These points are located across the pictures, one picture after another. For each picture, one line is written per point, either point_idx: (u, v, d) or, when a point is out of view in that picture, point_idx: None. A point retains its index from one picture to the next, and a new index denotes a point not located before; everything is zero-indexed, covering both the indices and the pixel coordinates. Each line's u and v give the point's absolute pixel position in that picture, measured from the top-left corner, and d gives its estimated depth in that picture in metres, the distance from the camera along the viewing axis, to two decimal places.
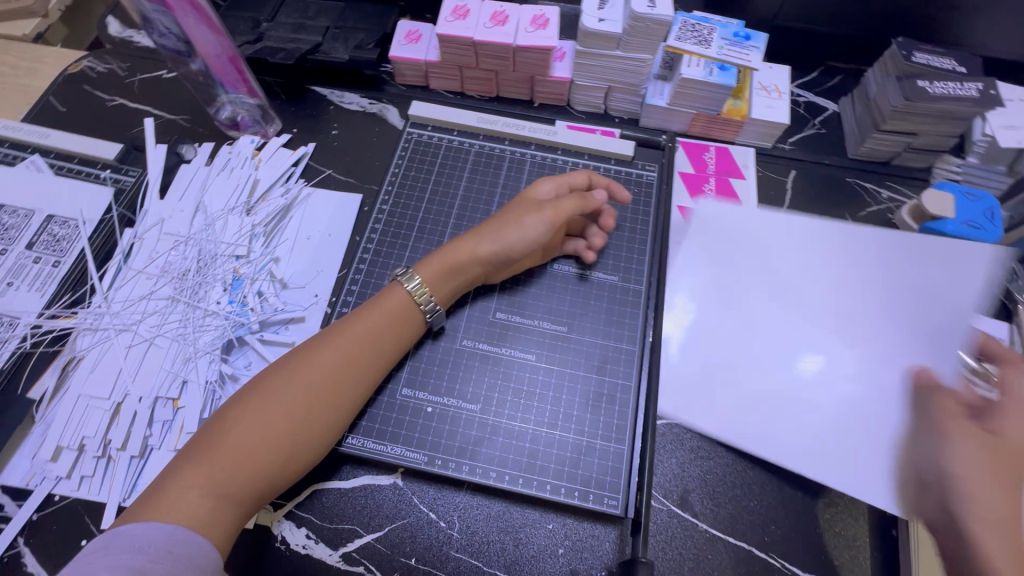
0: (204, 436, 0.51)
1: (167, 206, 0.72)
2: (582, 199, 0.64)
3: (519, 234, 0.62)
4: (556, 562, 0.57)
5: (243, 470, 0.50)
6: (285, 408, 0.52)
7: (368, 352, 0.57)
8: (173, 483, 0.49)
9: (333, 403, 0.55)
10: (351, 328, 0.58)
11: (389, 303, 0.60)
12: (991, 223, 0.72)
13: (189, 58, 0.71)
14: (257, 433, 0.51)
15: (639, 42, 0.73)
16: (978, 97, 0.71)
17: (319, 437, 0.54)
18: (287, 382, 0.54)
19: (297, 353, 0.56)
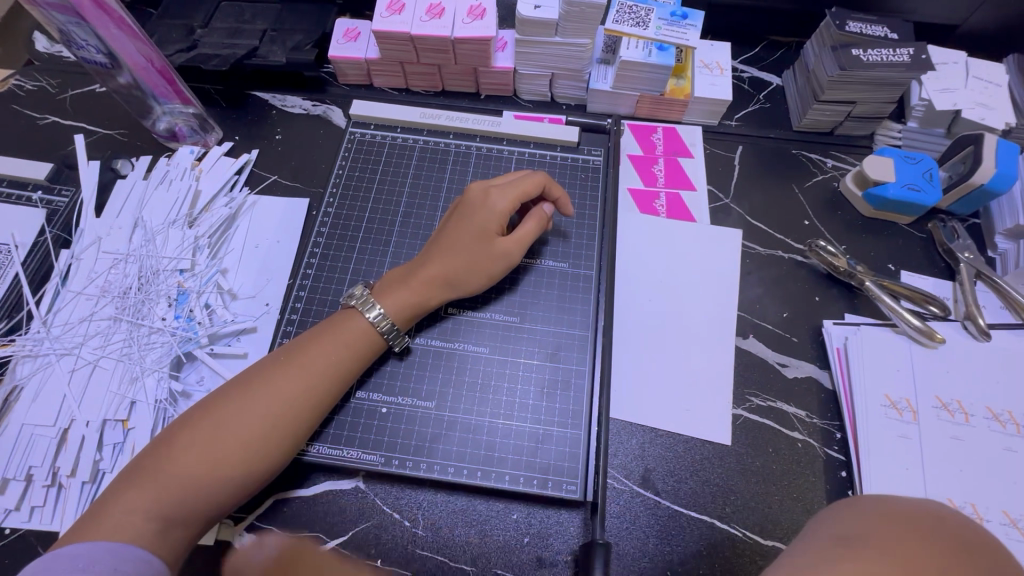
0: (150, 458, 0.51)
1: (105, 224, 0.70)
2: (542, 226, 0.64)
3: (485, 272, 0.62)
4: (522, 551, 0.58)
5: (190, 491, 0.49)
6: (236, 435, 0.51)
7: (325, 376, 0.56)
8: (115, 506, 0.48)
9: (287, 427, 0.53)
10: (308, 355, 0.56)
11: (349, 330, 0.58)
12: (931, 184, 0.73)
13: (115, 71, 0.68)
14: (206, 458, 0.50)
15: (576, 27, 0.72)
16: (910, 62, 0.72)
17: (272, 460, 0.53)
18: (241, 405, 0.53)
19: (252, 375, 0.55)
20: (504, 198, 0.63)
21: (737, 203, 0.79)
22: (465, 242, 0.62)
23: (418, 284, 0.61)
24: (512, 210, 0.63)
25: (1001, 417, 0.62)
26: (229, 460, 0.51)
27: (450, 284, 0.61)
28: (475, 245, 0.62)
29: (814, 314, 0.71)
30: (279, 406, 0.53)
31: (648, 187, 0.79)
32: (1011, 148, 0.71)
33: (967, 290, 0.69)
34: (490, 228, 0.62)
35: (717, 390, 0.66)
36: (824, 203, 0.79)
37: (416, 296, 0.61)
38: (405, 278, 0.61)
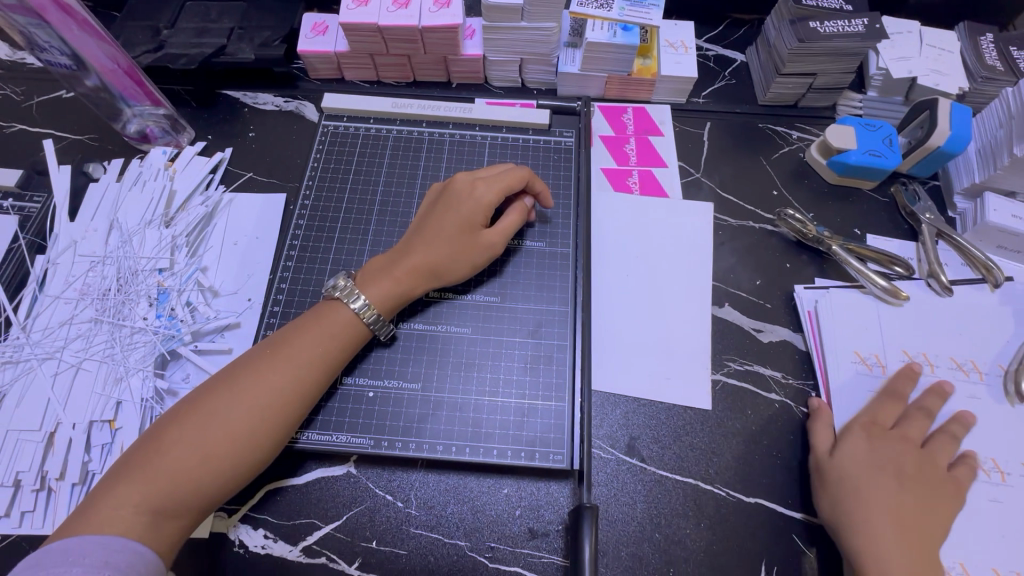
0: (140, 452, 0.51)
1: (80, 228, 0.70)
2: (523, 218, 0.66)
3: (465, 265, 0.63)
4: (514, 524, 0.59)
5: (183, 484, 0.49)
6: (225, 426, 0.51)
7: (314, 366, 0.56)
8: (105, 500, 0.48)
9: (279, 417, 0.54)
10: (295, 344, 0.56)
11: (335, 319, 0.59)
12: (891, 150, 0.76)
13: (82, 74, 0.68)
14: (196, 450, 0.50)
15: (541, 11, 0.73)
16: (865, 32, 0.74)
17: (264, 450, 0.53)
18: (229, 396, 0.53)
19: (239, 368, 0.55)
20: (490, 190, 0.64)
21: (707, 176, 0.81)
22: (449, 231, 0.62)
23: (401, 274, 0.61)
24: (497, 201, 0.65)
25: (963, 367, 0.65)
26: (222, 452, 0.51)
27: (434, 272, 0.62)
28: (459, 236, 0.63)
29: (785, 280, 0.73)
30: (271, 398, 0.53)
31: (620, 166, 0.81)
32: (964, 111, 0.74)
33: (930, 249, 0.72)
34: (475, 220, 0.63)
35: (695, 357, 0.68)
36: (791, 173, 0.81)
37: (400, 285, 0.61)
38: (388, 268, 0.61)
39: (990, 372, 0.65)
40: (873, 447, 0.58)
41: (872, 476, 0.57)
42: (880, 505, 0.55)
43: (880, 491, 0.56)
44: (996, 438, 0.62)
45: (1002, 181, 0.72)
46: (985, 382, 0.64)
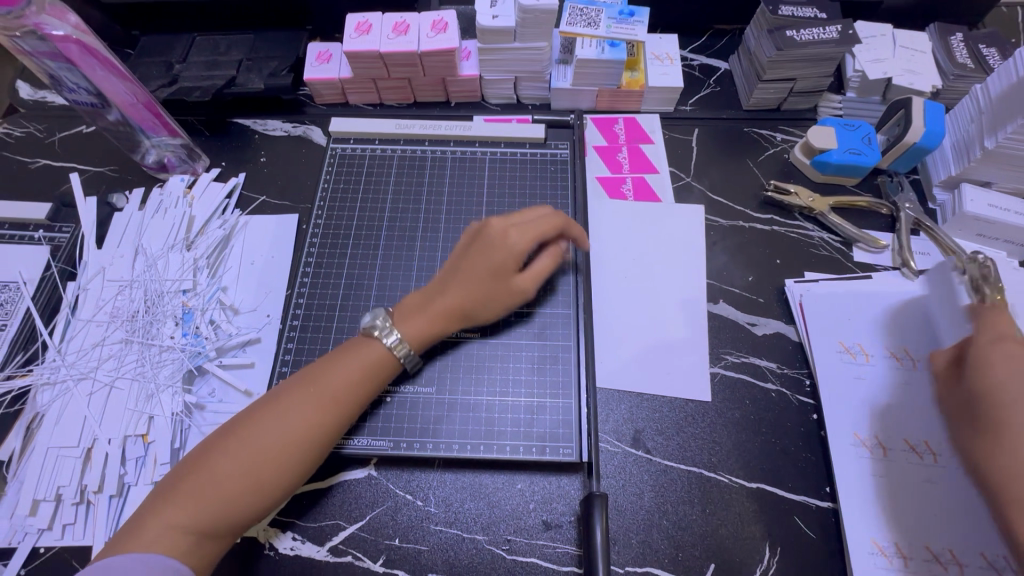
0: (182, 475, 0.54)
1: (106, 255, 0.74)
2: (556, 262, 0.67)
3: (492, 311, 0.65)
4: (529, 516, 0.62)
5: (224, 508, 0.53)
6: (260, 450, 0.54)
7: (346, 399, 0.58)
8: (152, 520, 0.51)
9: (313, 446, 0.56)
10: (327, 374, 0.59)
11: (366, 354, 0.61)
12: (870, 147, 0.80)
13: (105, 110, 0.72)
14: (232, 474, 0.53)
15: (533, 32, 0.78)
16: (839, 38, 0.78)
17: (299, 475, 0.56)
18: (264, 423, 0.56)
19: (275, 398, 0.58)
20: (523, 238, 0.63)
21: (698, 180, 0.85)
22: (477, 274, 0.63)
23: (434, 316, 0.63)
24: (530, 248, 0.64)
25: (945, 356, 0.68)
26: (260, 480, 0.54)
27: (461, 315, 0.64)
28: (491, 283, 0.63)
29: (776, 275, 0.77)
30: (305, 428, 0.56)
31: (614, 174, 0.85)
32: (937, 108, 0.78)
33: (904, 237, 0.76)
34: (507, 267, 0.63)
35: (694, 352, 0.71)
36: (777, 173, 0.85)
37: (433, 328, 0.63)
38: (423, 308, 0.64)
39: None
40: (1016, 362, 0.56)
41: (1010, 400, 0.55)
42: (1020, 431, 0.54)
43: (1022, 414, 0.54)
44: None
45: (977, 173, 0.76)
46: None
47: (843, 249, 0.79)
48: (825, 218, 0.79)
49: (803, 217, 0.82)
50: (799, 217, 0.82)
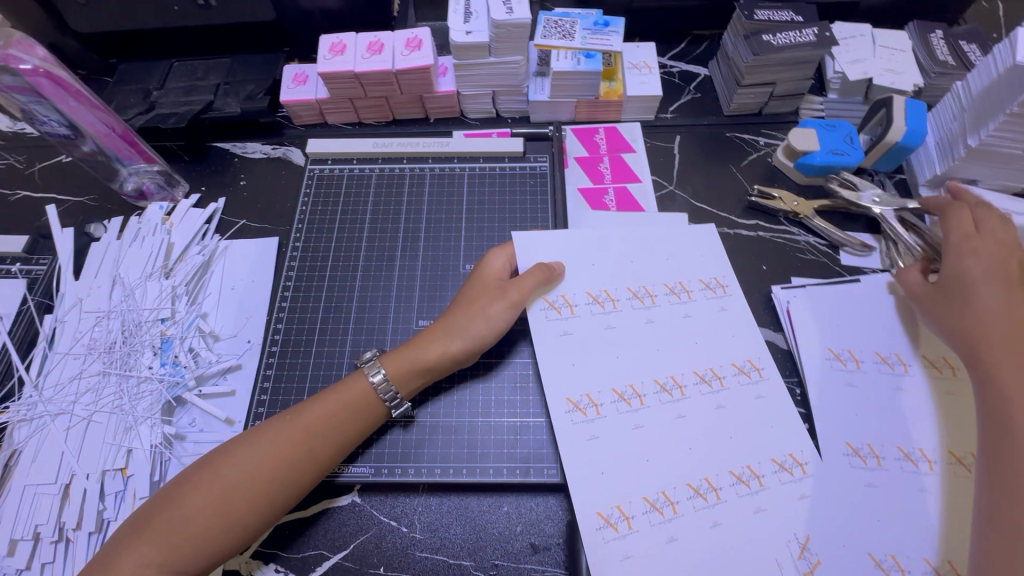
0: (156, 508, 0.54)
1: (84, 285, 0.73)
2: (543, 279, 0.65)
3: (486, 326, 0.63)
4: (516, 540, 0.61)
5: (199, 547, 0.52)
6: (232, 484, 0.54)
7: (326, 435, 0.58)
8: (123, 553, 0.51)
9: (293, 483, 0.56)
10: (307, 411, 0.59)
11: (351, 391, 0.61)
12: (853, 147, 0.78)
13: (79, 141, 0.72)
14: (203, 509, 0.53)
15: (508, 47, 0.78)
16: (816, 41, 0.77)
17: (275, 513, 0.55)
18: (238, 459, 0.55)
19: (254, 432, 0.57)
20: (500, 257, 0.69)
21: (681, 188, 0.84)
22: (469, 296, 0.66)
23: (421, 349, 0.63)
24: (507, 266, 0.68)
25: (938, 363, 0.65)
26: (237, 516, 0.53)
27: (456, 337, 0.63)
28: (476, 297, 0.65)
29: (763, 282, 0.76)
30: (281, 463, 0.55)
31: (596, 184, 0.83)
32: (918, 107, 0.77)
33: (903, 235, 0.73)
34: (490, 281, 0.66)
35: None
36: (761, 177, 0.84)
37: (420, 360, 0.62)
38: (412, 344, 0.64)
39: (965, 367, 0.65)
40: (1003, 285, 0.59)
41: (980, 285, 0.60)
42: (989, 311, 0.58)
43: (987, 295, 0.59)
44: None
45: (961, 171, 0.75)
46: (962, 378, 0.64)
47: (830, 253, 0.78)
48: (810, 222, 0.78)
49: (790, 222, 0.80)
50: (785, 222, 0.80)
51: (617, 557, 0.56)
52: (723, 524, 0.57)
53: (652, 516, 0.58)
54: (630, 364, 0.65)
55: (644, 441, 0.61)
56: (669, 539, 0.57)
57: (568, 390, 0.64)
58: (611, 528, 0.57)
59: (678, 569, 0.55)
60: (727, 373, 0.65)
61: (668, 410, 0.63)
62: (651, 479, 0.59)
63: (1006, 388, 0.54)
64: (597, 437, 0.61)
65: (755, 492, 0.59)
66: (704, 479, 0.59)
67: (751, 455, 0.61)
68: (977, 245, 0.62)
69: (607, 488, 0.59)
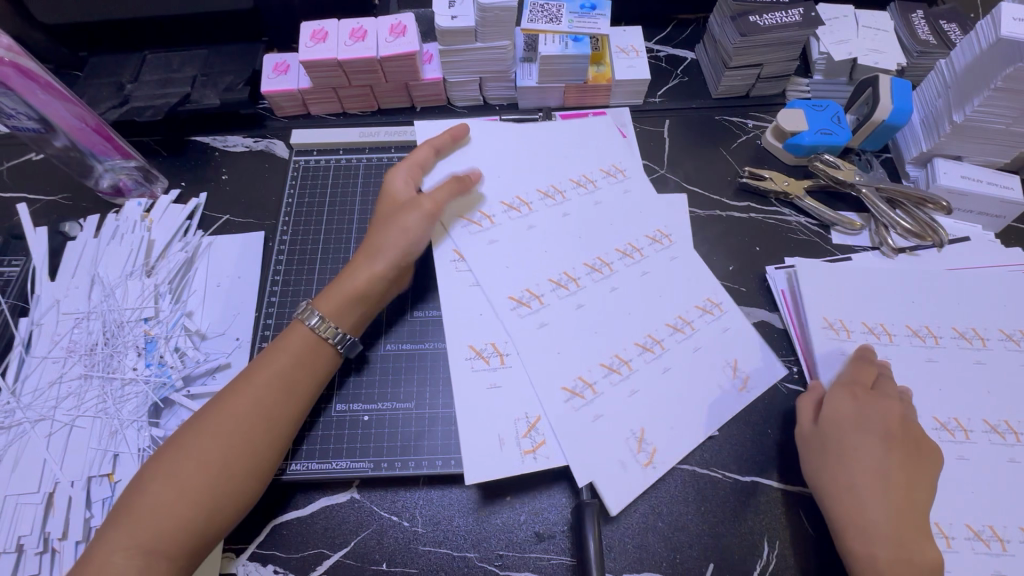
0: (126, 498, 0.52)
1: (61, 287, 0.70)
2: (456, 187, 0.70)
3: (408, 237, 0.65)
4: (521, 529, 0.60)
5: (166, 524, 0.50)
6: (198, 462, 0.52)
7: (274, 388, 0.57)
8: (98, 548, 0.49)
9: (251, 441, 0.54)
10: (260, 378, 0.57)
11: (292, 340, 0.60)
12: (840, 126, 0.79)
13: (50, 135, 0.69)
14: (173, 492, 0.51)
15: (494, 32, 0.77)
16: (802, 21, 0.78)
17: (243, 481, 0.53)
18: (201, 435, 0.53)
19: (208, 404, 0.56)
20: (399, 176, 0.70)
21: (672, 172, 0.84)
22: (382, 219, 0.67)
23: (352, 288, 0.63)
24: (410, 183, 0.70)
25: (876, 329, 0.67)
26: (197, 484, 0.51)
27: (379, 254, 0.64)
28: (394, 215, 0.67)
29: (757, 263, 0.76)
30: (234, 422, 0.54)
31: None
32: (904, 86, 0.78)
33: (886, 211, 0.74)
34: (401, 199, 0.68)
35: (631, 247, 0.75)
36: (751, 159, 0.85)
37: (348, 297, 0.62)
38: (344, 286, 0.63)
39: (900, 333, 0.67)
40: (859, 405, 0.59)
41: (864, 467, 0.56)
42: (862, 462, 0.56)
43: (866, 445, 0.57)
44: (965, 397, 0.63)
45: (947, 148, 0.76)
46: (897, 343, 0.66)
47: (821, 233, 0.78)
48: (801, 203, 0.78)
49: (781, 203, 0.81)
50: (776, 203, 0.81)
51: (590, 418, 0.62)
52: (672, 368, 0.66)
53: (612, 377, 0.64)
54: (595, 245, 0.72)
55: (575, 224, 0.73)
56: (665, 369, 0.66)
57: (511, 289, 0.68)
58: (562, 288, 0.69)
59: (646, 414, 0.63)
60: (597, 177, 0.77)
61: (586, 200, 0.76)
62: (571, 263, 0.71)
63: (880, 555, 0.52)
64: (546, 324, 0.67)
65: (718, 316, 0.70)
66: (648, 335, 0.67)
67: (704, 291, 0.71)
68: (858, 397, 0.60)
69: (567, 364, 0.65)
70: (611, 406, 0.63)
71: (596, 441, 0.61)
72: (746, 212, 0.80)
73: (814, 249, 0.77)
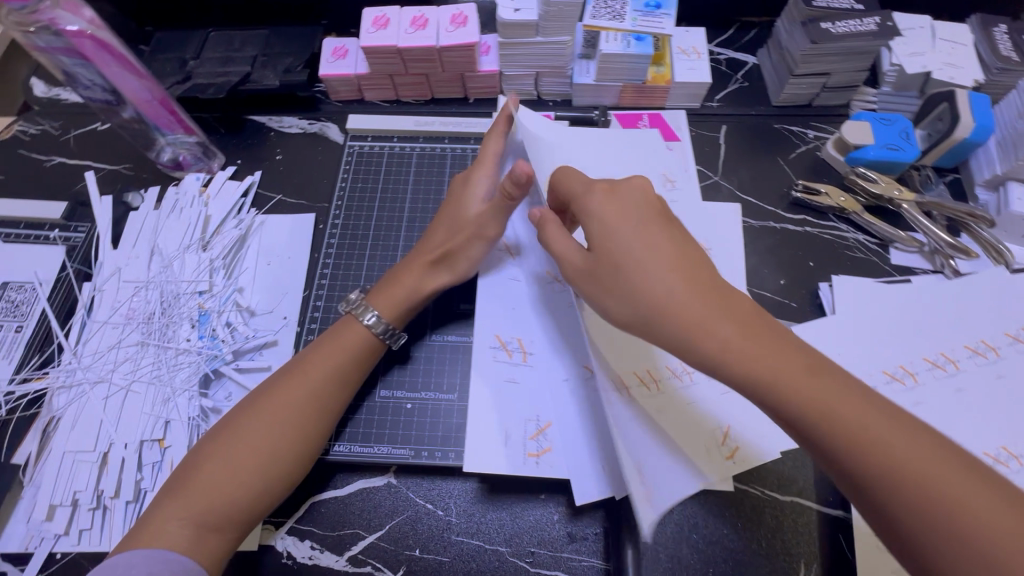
0: (183, 470, 0.54)
1: (122, 255, 0.73)
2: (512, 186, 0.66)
3: (472, 252, 0.65)
4: (553, 529, 0.60)
5: (219, 503, 0.51)
6: (251, 446, 0.53)
7: (328, 381, 0.58)
8: (156, 515, 0.51)
9: (302, 431, 0.55)
10: (315, 370, 0.58)
11: (346, 336, 0.61)
12: (908, 143, 0.76)
13: (119, 107, 0.71)
14: (226, 471, 0.52)
15: (555, 26, 0.75)
16: (877, 30, 0.75)
17: (291, 468, 0.54)
18: (256, 420, 0.55)
19: (264, 387, 0.58)
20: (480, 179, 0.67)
21: (726, 179, 0.82)
22: (451, 225, 0.66)
23: (406, 295, 0.64)
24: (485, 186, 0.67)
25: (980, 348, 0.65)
26: (248, 467, 0.53)
27: (444, 269, 0.65)
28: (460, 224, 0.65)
29: (810, 279, 0.74)
30: (290, 408, 0.56)
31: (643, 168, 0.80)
32: (983, 100, 0.74)
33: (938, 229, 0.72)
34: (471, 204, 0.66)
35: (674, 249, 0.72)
36: (809, 171, 0.82)
37: (405, 305, 0.63)
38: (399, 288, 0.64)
39: (962, 358, 0.65)
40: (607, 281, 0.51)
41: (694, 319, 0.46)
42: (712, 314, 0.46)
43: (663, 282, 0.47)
44: None
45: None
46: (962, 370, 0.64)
47: (880, 251, 0.75)
48: (858, 218, 0.76)
49: (838, 218, 0.78)
50: (833, 218, 0.78)
51: (596, 403, 0.62)
52: None
53: None
54: None
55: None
56: None
57: (544, 265, 0.69)
58: None
59: None
60: (649, 185, 0.76)
61: None
62: None
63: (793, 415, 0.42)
64: (571, 307, 0.67)
65: None
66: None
67: None
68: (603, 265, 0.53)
69: (580, 351, 0.64)
70: None
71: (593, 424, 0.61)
72: (802, 227, 0.78)
73: (872, 268, 0.74)
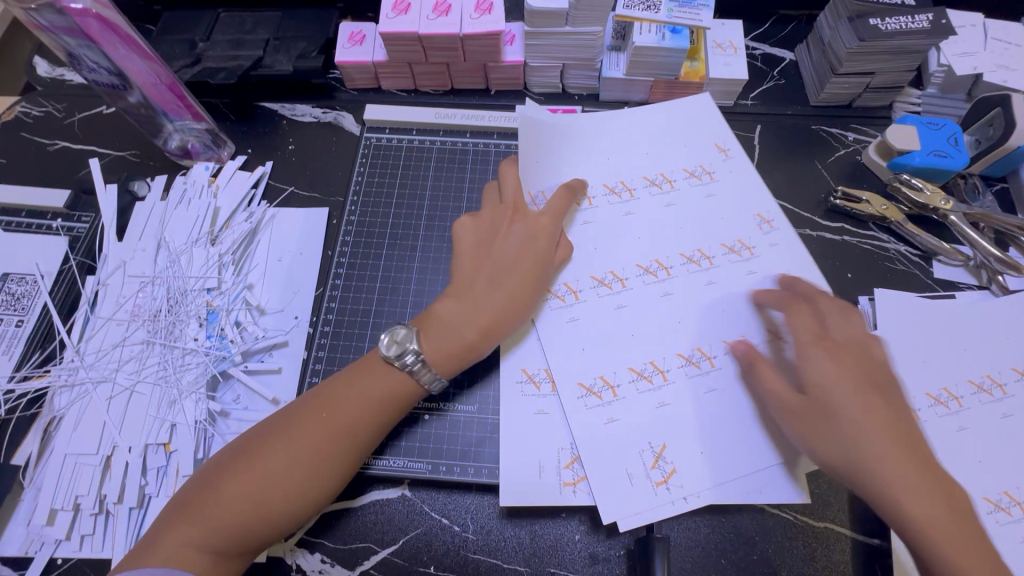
0: (196, 488, 0.51)
1: (127, 248, 0.70)
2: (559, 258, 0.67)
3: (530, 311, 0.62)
4: (574, 549, 0.57)
5: (233, 531, 0.49)
6: (272, 479, 0.50)
7: (355, 415, 0.54)
8: (166, 534, 0.49)
9: (325, 466, 0.52)
10: (345, 401, 0.54)
11: (381, 369, 0.56)
12: (957, 149, 0.72)
13: (126, 91, 0.68)
14: (242, 500, 0.49)
15: (586, 16, 0.71)
16: (930, 29, 0.70)
17: (309, 500, 0.51)
18: (279, 451, 0.51)
19: (290, 413, 0.54)
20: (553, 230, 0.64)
21: None
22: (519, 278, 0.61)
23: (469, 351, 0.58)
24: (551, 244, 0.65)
25: None
26: (266, 499, 0.50)
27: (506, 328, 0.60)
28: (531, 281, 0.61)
29: (847, 291, 0.70)
30: (312, 442, 0.52)
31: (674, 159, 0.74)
32: None
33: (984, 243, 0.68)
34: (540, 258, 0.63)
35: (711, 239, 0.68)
36: (848, 177, 0.78)
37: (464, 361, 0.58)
38: (462, 343, 0.57)
39: (1009, 381, 0.61)
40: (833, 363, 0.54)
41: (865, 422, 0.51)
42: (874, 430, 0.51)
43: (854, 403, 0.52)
44: None
45: None
46: (1010, 395, 0.61)
47: (923, 264, 0.71)
48: (900, 228, 0.72)
49: (878, 227, 0.74)
50: (874, 227, 0.74)
51: (603, 420, 0.59)
52: (718, 390, 0.60)
53: (639, 384, 0.61)
54: (656, 246, 0.68)
55: (635, 225, 0.69)
56: (708, 389, 0.60)
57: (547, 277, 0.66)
58: (604, 287, 0.65)
59: (668, 430, 0.59)
60: (678, 177, 0.71)
61: (658, 199, 0.71)
62: (622, 263, 0.67)
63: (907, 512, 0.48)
64: (576, 319, 0.64)
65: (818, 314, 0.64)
66: (696, 349, 0.62)
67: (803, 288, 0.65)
68: (834, 356, 0.55)
69: (590, 362, 0.62)
70: (628, 411, 0.60)
71: (607, 443, 0.58)
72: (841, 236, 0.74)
73: (914, 282, 0.71)
